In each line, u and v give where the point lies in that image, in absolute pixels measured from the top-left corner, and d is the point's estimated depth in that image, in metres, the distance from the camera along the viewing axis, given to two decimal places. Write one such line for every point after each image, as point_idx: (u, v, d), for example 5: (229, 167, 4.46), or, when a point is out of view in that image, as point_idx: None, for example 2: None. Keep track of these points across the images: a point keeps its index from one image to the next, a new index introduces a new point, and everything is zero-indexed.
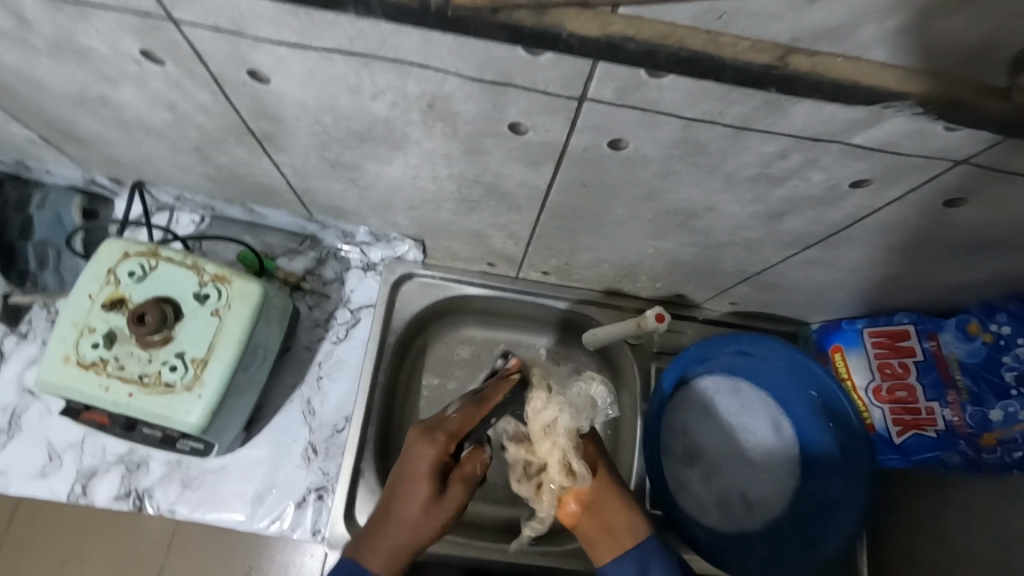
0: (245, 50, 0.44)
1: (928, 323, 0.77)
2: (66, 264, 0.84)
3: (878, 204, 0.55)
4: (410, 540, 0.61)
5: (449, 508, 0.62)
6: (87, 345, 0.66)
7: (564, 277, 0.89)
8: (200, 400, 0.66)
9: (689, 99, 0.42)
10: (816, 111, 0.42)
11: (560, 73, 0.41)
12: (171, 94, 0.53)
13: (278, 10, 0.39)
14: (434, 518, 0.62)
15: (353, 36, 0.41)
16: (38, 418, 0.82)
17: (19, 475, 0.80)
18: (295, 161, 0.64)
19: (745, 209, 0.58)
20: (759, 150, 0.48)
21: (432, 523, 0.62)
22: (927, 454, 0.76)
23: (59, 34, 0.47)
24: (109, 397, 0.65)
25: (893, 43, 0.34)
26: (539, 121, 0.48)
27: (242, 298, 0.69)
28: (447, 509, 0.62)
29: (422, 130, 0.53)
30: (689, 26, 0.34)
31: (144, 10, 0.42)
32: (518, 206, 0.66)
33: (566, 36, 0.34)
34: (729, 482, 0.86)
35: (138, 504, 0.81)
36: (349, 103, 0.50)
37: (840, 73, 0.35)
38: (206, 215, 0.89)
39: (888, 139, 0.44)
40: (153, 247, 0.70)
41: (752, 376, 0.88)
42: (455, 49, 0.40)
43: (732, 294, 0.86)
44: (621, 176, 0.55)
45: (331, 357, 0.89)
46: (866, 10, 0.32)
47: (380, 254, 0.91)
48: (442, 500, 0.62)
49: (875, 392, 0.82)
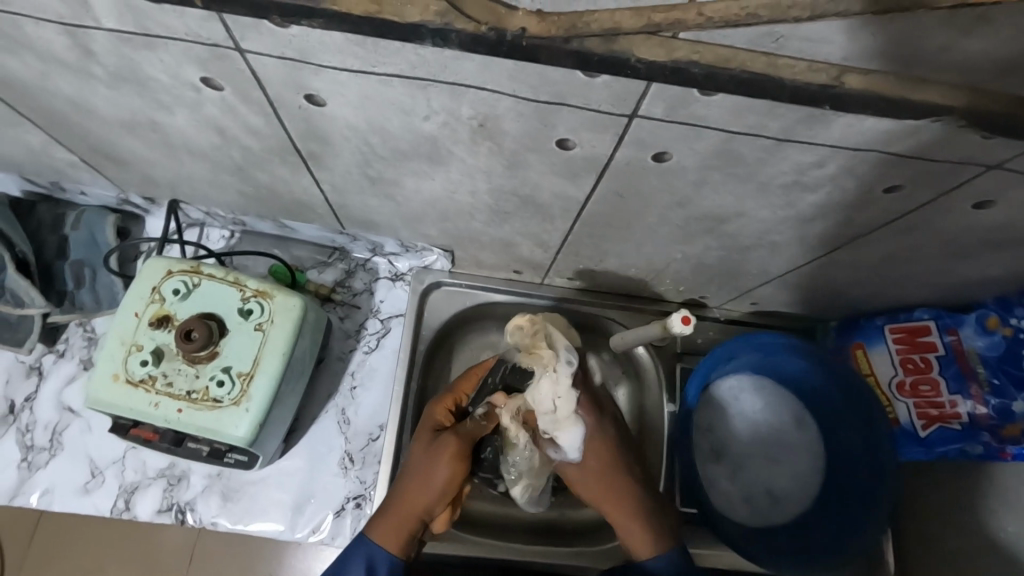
0: (305, 76, 0.46)
1: (948, 318, 0.78)
2: (102, 282, 0.85)
3: (908, 207, 0.57)
4: (407, 500, 0.70)
5: (440, 462, 0.72)
6: (136, 363, 0.68)
7: (589, 282, 0.90)
8: (247, 413, 0.68)
9: (737, 114, 0.44)
10: (859, 124, 0.43)
11: (613, 93, 0.43)
12: (224, 118, 0.56)
13: (345, 40, 0.40)
14: (428, 473, 0.71)
15: (414, 64, 0.42)
16: (79, 434, 0.84)
17: (65, 491, 0.82)
18: (335, 178, 0.66)
19: (778, 215, 0.60)
20: (797, 160, 0.50)
21: (431, 481, 0.71)
22: (951, 446, 0.77)
23: (123, 66, 0.49)
24: (159, 413, 0.67)
25: (934, 61, 0.36)
26: (586, 138, 0.50)
27: (284, 312, 0.71)
28: (438, 464, 0.71)
29: (468, 148, 0.54)
30: (747, 50, 0.36)
31: (212, 41, 0.44)
32: (552, 217, 0.68)
33: (633, 61, 0.36)
34: (755, 477, 0.88)
35: (181, 517, 0.83)
36: (400, 124, 0.51)
37: (883, 89, 0.38)
38: (236, 230, 0.91)
39: (923, 148, 0.46)
40: (195, 265, 0.71)
41: (775, 372, 0.89)
42: (513, 74, 0.42)
43: (756, 295, 0.87)
44: (658, 186, 0.57)
45: (363, 367, 0.91)
46: (919, 31, 0.34)
47: (408, 263, 0.93)
48: (433, 456, 0.72)
49: (898, 387, 0.83)
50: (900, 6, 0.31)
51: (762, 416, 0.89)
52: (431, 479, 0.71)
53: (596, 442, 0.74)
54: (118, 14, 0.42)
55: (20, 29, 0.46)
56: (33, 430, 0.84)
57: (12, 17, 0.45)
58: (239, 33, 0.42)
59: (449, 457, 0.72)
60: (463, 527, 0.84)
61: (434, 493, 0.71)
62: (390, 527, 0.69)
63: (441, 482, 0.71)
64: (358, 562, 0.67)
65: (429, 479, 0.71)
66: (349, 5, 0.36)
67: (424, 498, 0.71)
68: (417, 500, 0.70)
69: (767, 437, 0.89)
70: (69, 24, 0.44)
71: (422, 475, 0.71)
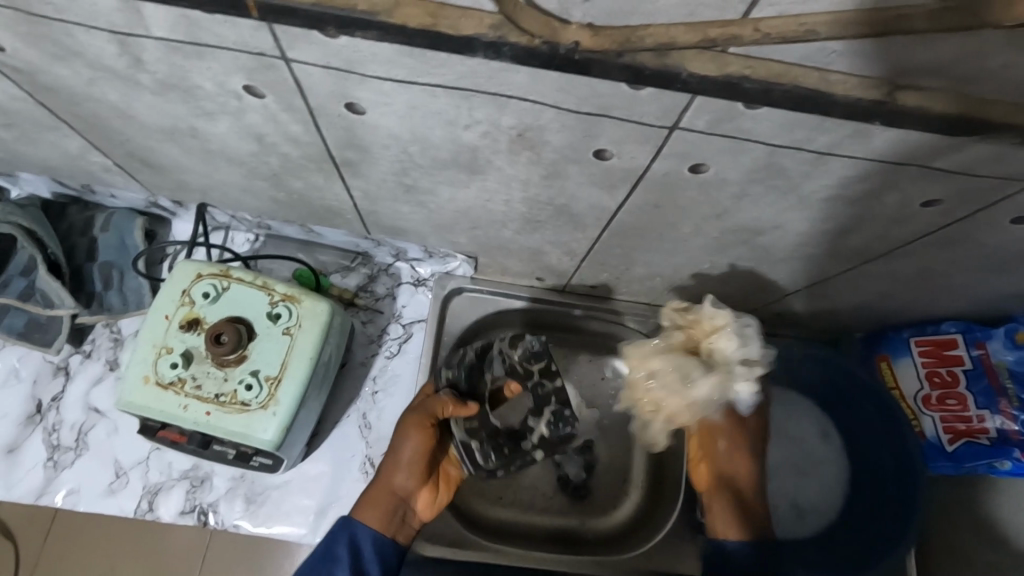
0: (350, 86, 0.47)
1: (977, 331, 0.77)
2: (129, 284, 0.86)
3: (945, 221, 0.56)
4: (379, 476, 0.73)
5: (402, 435, 0.73)
6: (165, 365, 0.68)
7: (613, 290, 0.89)
8: (275, 417, 0.68)
9: (781, 127, 0.44)
10: (903, 138, 0.43)
11: (657, 106, 0.43)
12: (264, 126, 0.56)
13: (395, 52, 0.41)
14: (395, 448, 0.73)
15: (461, 74, 0.43)
16: (105, 436, 0.85)
17: (91, 491, 0.83)
18: (369, 186, 0.66)
19: (814, 226, 0.60)
20: (838, 174, 0.50)
21: (396, 454, 0.73)
22: (980, 461, 0.76)
23: (170, 74, 0.50)
24: (188, 416, 0.68)
25: (986, 76, 0.37)
26: (626, 149, 0.50)
27: (312, 316, 0.71)
28: (402, 437, 0.73)
29: (507, 158, 0.54)
30: (799, 65, 0.37)
31: (260, 50, 0.44)
32: (584, 225, 0.68)
33: (686, 75, 0.37)
34: (781, 490, 0.85)
35: (203, 519, 0.83)
36: (442, 134, 0.52)
37: (930, 104, 0.38)
38: (260, 234, 0.91)
39: (968, 163, 0.46)
40: (224, 269, 0.72)
41: (798, 385, 0.88)
42: (560, 87, 0.42)
43: (779, 306, 0.86)
44: (694, 198, 0.57)
45: (384, 372, 0.91)
46: (970, 49, 0.34)
47: (431, 269, 0.93)
48: (397, 432, 0.73)
49: (924, 401, 0.82)
50: (965, 24, 0.31)
51: (786, 429, 0.88)
52: (399, 452, 0.73)
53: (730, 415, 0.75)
54: (171, 24, 0.43)
55: (72, 37, 0.47)
56: (59, 430, 0.85)
57: (64, 26, 0.46)
58: (288, 42, 0.42)
59: (409, 431, 0.72)
60: (484, 535, 0.84)
61: (403, 467, 0.72)
62: (369, 503, 0.70)
63: (403, 453, 0.72)
64: (342, 543, 0.67)
65: (396, 453, 0.73)
66: (406, 18, 0.37)
67: (394, 472, 0.72)
68: (389, 474, 0.72)
69: (795, 450, 0.87)
70: (120, 32, 0.45)
71: (392, 452, 0.73)
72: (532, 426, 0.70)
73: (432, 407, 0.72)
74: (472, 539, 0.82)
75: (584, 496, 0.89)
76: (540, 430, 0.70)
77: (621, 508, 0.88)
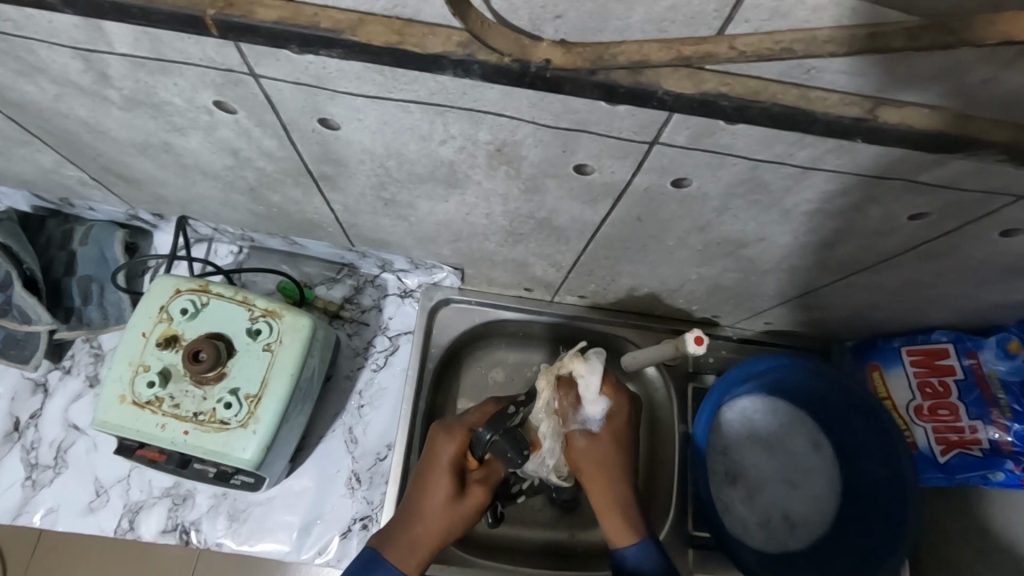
0: (321, 102, 0.46)
1: (968, 341, 0.75)
2: (109, 298, 0.85)
3: (932, 234, 0.56)
4: (431, 539, 0.68)
5: (473, 508, 0.70)
6: (142, 383, 0.67)
7: (600, 301, 0.88)
8: (254, 436, 0.67)
9: (762, 142, 0.43)
10: (886, 153, 0.42)
11: (633, 121, 0.42)
12: (238, 141, 0.55)
13: (364, 68, 0.40)
14: (462, 510, 0.70)
15: (432, 90, 0.42)
16: (85, 453, 0.84)
17: (69, 510, 0.81)
18: (348, 199, 0.65)
19: (799, 239, 0.59)
20: (821, 188, 0.49)
21: (460, 521, 0.69)
22: (972, 472, 0.75)
23: (137, 89, 0.49)
24: (166, 435, 0.66)
25: (968, 91, 0.36)
26: (606, 164, 0.49)
27: (292, 332, 0.69)
28: (471, 507, 0.71)
29: (484, 172, 0.53)
30: (776, 82, 0.36)
31: (227, 66, 0.43)
32: (567, 237, 0.66)
33: (661, 93, 0.36)
34: (771, 502, 0.85)
35: (185, 537, 0.82)
36: (417, 149, 0.51)
37: (911, 120, 0.37)
38: (244, 246, 0.90)
39: (953, 178, 0.45)
40: (203, 283, 0.71)
41: (790, 396, 0.87)
42: (534, 103, 0.41)
43: (768, 316, 0.85)
44: (677, 212, 0.56)
45: (370, 386, 0.90)
46: (950, 63, 0.33)
47: (417, 280, 0.92)
48: (467, 500, 0.70)
49: (916, 412, 0.81)
50: (944, 43, 0.30)
51: (778, 442, 0.87)
52: (459, 518, 0.70)
53: (605, 436, 0.72)
54: (134, 40, 0.42)
55: (35, 53, 0.46)
56: (37, 448, 0.84)
57: (24, 41, 0.45)
58: (254, 59, 0.41)
59: (478, 503, 0.71)
60: (475, 551, 0.83)
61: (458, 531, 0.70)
62: (420, 562, 0.67)
63: (467, 522, 0.70)
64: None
65: (459, 521, 0.70)
66: (370, 34, 0.36)
67: (451, 535, 0.69)
68: (445, 535, 0.69)
69: (786, 461, 0.86)
70: (83, 48, 0.44)
71: (456, 517, 0.69)
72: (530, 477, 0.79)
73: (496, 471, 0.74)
74: (461, 554, 0.81)
75: (575, 508, 0.87)
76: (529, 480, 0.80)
77: None
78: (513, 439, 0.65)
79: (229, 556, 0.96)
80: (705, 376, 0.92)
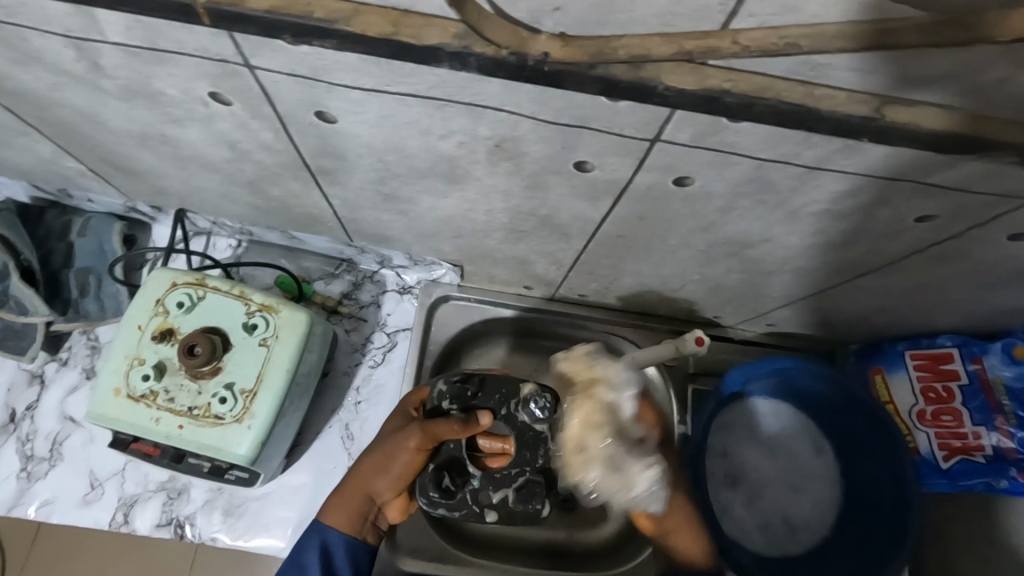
0: (318, 94, 0.45)
1: (973, 345, 0.74)
2: (107, 290, 0.85)
3: (940, 237, 0.55)
4: (358, 482, 0.68)
5: (398, 452, 0.66)
6: (137, 377, 0.67)
7: (601, 300, 0.87)
8: (249, 431, 0.66)
9: (767, 141, 0.42)
10: (893, 154, 0.41)
11: (636, 117, 0.41)
12: (235, 134, 0.55)
13: (361, 60, 0.39)
14: (386, 452, 0.67)
15: (431, 83, 0.41)
16: (81, 446, 0.83)
17: (64, 503, 0.81)
18: (348, 194, 0.64)
19: (803, 240, 0.58)
20: (828, 188, 0.48)
21: (383, 464, 0.67)
22: (975, 479, 0.73)
23: (132, 79, 0.48)
24: (160, 429, 0.66)
25: (979, 91, 0.35)
26: (607, 161, 0.48)
27: (289, 327, 0.69)
28: (397, 455, 0.66)
29: (485, 168, 0.53)
30: (782, 78, 0.35)
31: (222, 57, 0.42)
32: (568, 235, 0.66)
33: (663, 88, 0.35)
34: (770, 506, 0.84)
35: (180, 531, 0.81)
36: (417, 144, 0.50)
37: (922, 121, 0.36)
38: (243, 240, 0.90)
39: (962, 179, 0.44)
40: (200, 277, 0.70)
41: (794, 399, 0.86)
42: (533, 97, 0.40)
43: (770, 317, 0.84)
44: (680, 211, 0.55)
45: (368, 382, 0.89)
46: (961, 62, 0.32)
47: (417, 276, 0.91)
48: (393, 444, 0.66)
49: (918, 416, 0.79)
50: (956, 39, 0.29)
51: (780, 444, 0.86)
52: (385, 462, 0.67)
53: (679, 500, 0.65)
54: (128, 29, 0.41)
55: (28, 41, 0.45)
56: (33, 439, 0.83)
57: (18, 29, 0.44)
58: (250, 49, 0.41)
59: (408, 453, 0.66)
60: (471, 551, 0.82)
61: (386, 480, 0.67)
62: (341, 508, 0.67)
63: (392, 466, 0.67)
64: (313, 550, 0.65)
65: (385, 464, 0.67)
66: (365, 26, 0.35)
67: (378, 482, 0.67)
68: (367, 481, 0.68)
69: (787, 464, 0.85)
70: (77, 37, 0.43)
71: (385, 460, 0.67)
72: (503, 493, 0.68)
73: (441, 430, 0.65)
74: (456, 551, 0.80)
75: (569, 507, 0.86)
76: (504, 494, 0.68)
77: (609, 523, 0.86)
78: (457, 388, 0.68)
79: (219, 556, 0.96)
80: (705, 377, 0.91)
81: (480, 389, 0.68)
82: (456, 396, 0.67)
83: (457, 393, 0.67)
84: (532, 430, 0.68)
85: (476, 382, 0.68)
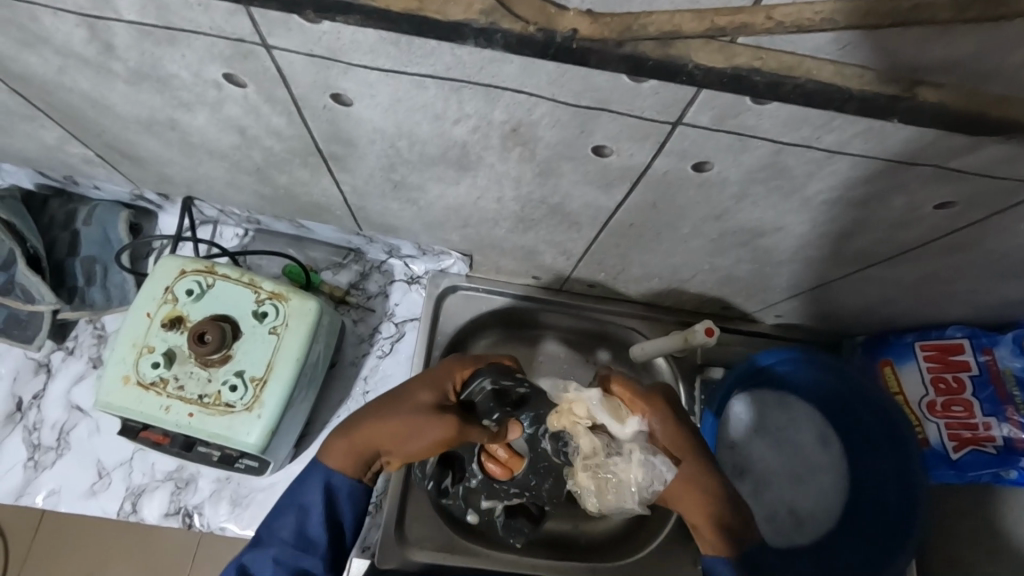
0: (333, 76, 0.44)
1: (983, 337, 0.74)
2: (112, 280, 0.84)
3: (957, 226, 0.54)
4: (370, 437, 0.65)
5: (427, 434, 0.63)
6: (146, 365, 0.66)
7: (609, 290, 0.87)
8: (259, 419, 0.66)
9: (789, 124, 0.41)
10: (915, 137, 0.41)
11: (657, 100, 0.41)
12: (245, 119, 0.54)
13: (379, 40, 0.39)
14: (414, 426, 0.64)
15: (450, 64, 0.40)
16: (87, 435, 0.83)
17: (71, 493, 0.81)
18: (357, 181, 0.64)
19: (817, 229, 0.58)
20: (847, 174, 0.47)
21: (406, 438, 0.64)
22: (984, 470, 0.73)
23: (143, 61, 0.48)
24: (170, 418, 0.65)
25: (1007, 73, 0.35)
26: (624, 146, 0.48)
27: (299, 316, 0.68)
28: (425, 436, 0.63)
29: (498, 154, 0.52)
30: (811, 57, 0.35)
31: (237, 37, 0.42)
32: (578, 224, 0.65)
33: (690, 67, 0.35)
34: (778, 496, 0.84)
35: (188, 521, 0.81)
36: (431, 129, 0.49)
37: (949, 102, 0.36)
38: (250, 229, 0.89)
39: (984, 164, 0.44)
40: (209, 265, 0.70)
41: (803, 389, 0.85)
42: (554, 78, 0.40)
43: (778, 309, 0.84)
44: (694, 198, 0.55)
45: (375, 372, 0.89)
46: (991, 43, 0.32)
47: (425, 267, 0.91)
48: (425, 427, 0.63)
49: (929, 407, 0.79)
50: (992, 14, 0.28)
51: (787, 435, 0.86)
52: (411, 436, 0.64)
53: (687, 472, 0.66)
54: (143, 7, 0.41)
55: (39, 20, 0.45)
56: (40, 428, 0.83)
57: (29, 8, 0.43)
58: (267, 28, 0.40)
59: (437, 442, 0.63)
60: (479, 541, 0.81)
61: (402, 451, 0.65)
62: (346, 457, 0.65)
63: (416, 444, 0.64)
64: (315, 488, 0.65)
65: (408, 437, 0.64)
66: (388, 1, 0.34)
67: (393, 446, 0.65)
68: (381, 440, 0.65)
69: (794, 455, 0.85)
70: (89, 15, 0.43)
71: (409, 433, 0.64)
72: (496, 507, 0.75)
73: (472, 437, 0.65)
74: (463, 542, 0.79)
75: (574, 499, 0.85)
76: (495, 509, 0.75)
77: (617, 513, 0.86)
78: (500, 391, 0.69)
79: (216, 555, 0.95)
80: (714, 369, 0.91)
81: (518, 402, 0.70)
82: (495, 402, 0.69)
83: (497, 402, 0.69)
84: (547, 460, 0.70)
85: (515, 397, 0.70)
